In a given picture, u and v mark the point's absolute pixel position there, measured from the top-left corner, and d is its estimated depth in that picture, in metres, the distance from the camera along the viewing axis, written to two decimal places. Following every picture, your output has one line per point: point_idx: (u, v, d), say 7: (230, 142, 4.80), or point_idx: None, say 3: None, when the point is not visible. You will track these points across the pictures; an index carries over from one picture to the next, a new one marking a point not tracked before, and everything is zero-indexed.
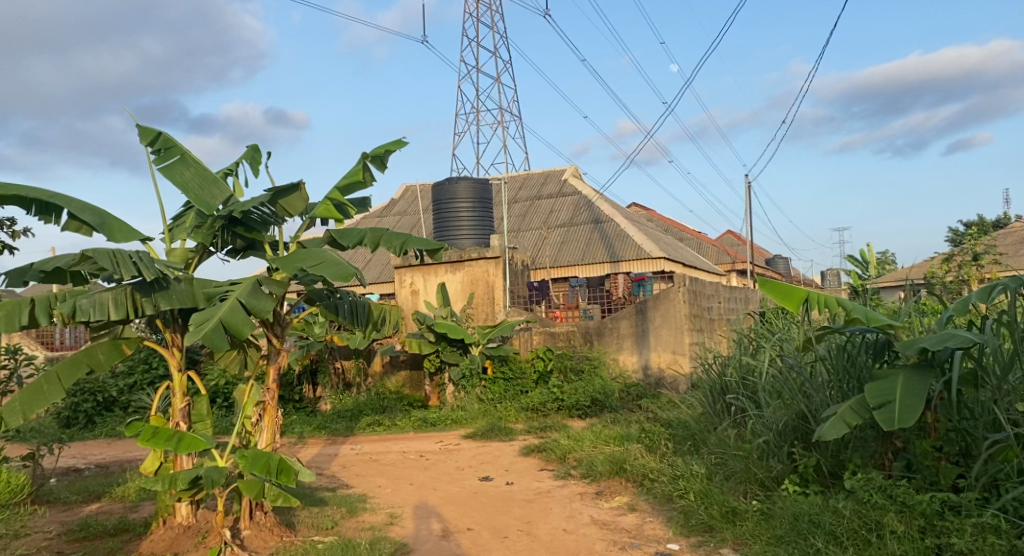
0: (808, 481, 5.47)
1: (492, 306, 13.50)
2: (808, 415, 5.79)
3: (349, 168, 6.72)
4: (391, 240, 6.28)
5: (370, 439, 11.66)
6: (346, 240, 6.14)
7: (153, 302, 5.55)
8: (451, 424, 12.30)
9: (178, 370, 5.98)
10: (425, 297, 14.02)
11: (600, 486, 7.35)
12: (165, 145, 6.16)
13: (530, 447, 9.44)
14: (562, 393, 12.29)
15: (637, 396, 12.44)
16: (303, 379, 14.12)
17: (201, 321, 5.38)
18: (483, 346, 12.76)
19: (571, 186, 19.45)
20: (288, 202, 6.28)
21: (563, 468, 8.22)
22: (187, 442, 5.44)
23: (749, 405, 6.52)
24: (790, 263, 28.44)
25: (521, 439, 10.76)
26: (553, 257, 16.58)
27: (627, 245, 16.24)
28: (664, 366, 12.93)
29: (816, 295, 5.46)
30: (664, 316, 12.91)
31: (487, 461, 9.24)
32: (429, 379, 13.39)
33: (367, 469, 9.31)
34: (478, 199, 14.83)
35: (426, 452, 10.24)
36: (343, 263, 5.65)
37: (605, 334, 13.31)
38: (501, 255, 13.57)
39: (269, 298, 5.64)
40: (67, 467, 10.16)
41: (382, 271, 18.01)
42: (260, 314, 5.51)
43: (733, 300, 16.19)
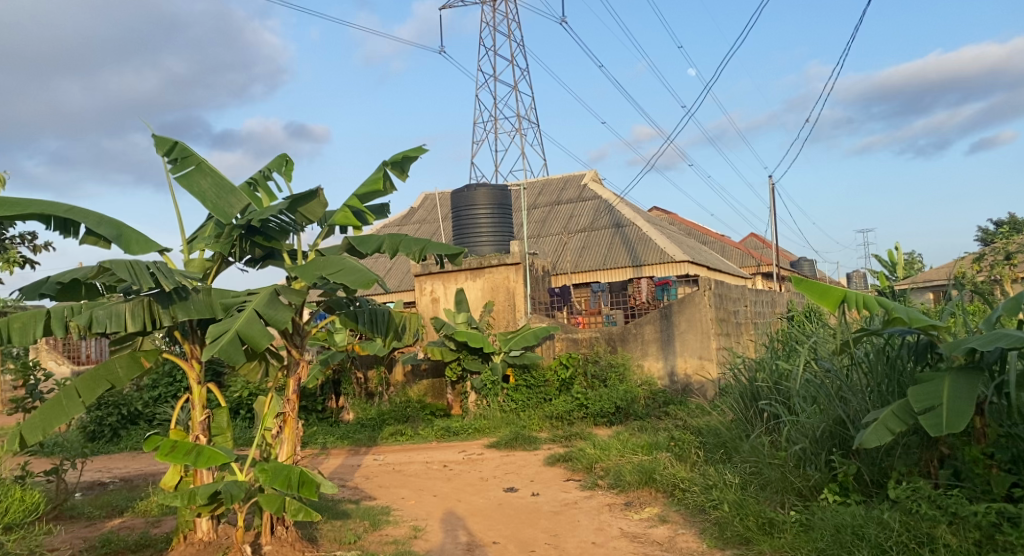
0: (849, 489, 5.24)
1: (513, 313, 13.35)
2: (846, 421, 5.58)
3: (367, 176, 6.59)
4: (409, 246, 6.12)
5: (393, 449, 11.51)
6: (364, 247, 6.01)
7: (171, 313, 5.40)
8: (474, 433, 12.14)
9: (197, 383, 5.89)
10: (445, 305, 13.91)
11: (629, 497, 7.15)
12: (182, 155, 6.05)
13: (556, 456, 9.24)
14: (587, 400, 12.08)
15: (663, 403, 12.21)
16: (326, 389, 14.00)
17: (218, 334, 5.22)
18: (504, 353, 12.60)
19: (591, 190, 19.25)
20: (310, 209, 6.04)
21: (590, 477, 8.02)
22: (206, 456, 5.31)
23: (782, 410, 6.32)
24: (816, 266, 28.02)
25: (545, 448, 10.58)
26: (574, 263, 16.39)
27: (649, 249, 16.00)
28: (690, 372, 12.70)
29: (854, 295, 5.22)
30: (689, 321, 12.70)
31: (512, 472, 9.05)
32: (451, 388, 13.25)
33: (391, 480, 9.16)
34: (498, 205, 14.68)
35: (450, 462, 10.07)
36: (363, 269, 5.52)
37: (629, 339, 13.09)
38: (521, 260, 13.40)
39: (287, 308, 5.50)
40: (92, 481, 10.11)
41: (403, 279, 17.90)
42: (277, 325, 5.35)
43: (760, 303, 15.89)
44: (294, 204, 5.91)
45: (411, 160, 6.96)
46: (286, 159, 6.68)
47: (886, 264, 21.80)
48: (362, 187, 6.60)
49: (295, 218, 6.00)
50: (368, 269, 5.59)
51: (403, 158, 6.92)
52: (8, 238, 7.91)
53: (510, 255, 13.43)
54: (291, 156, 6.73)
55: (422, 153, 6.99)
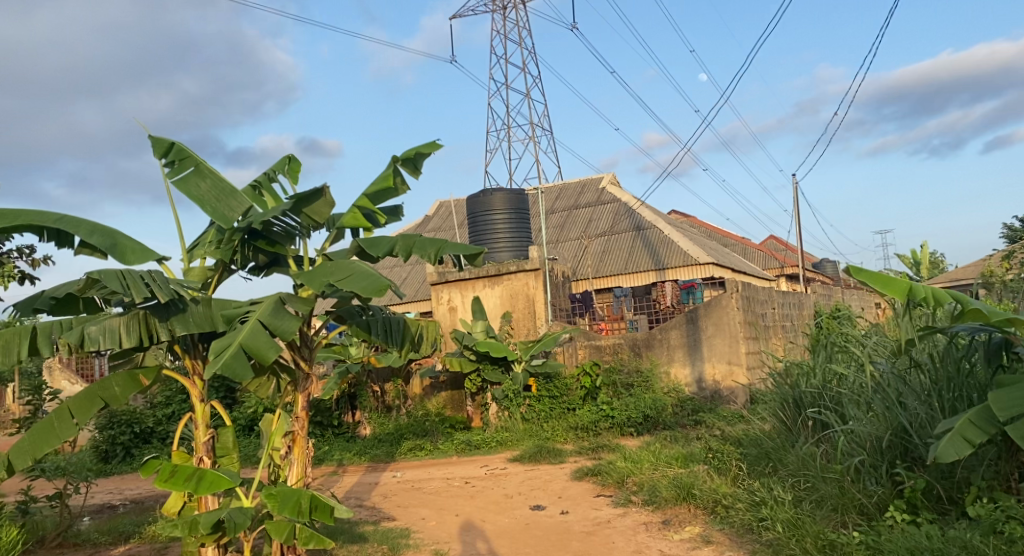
0: (918, 507, 4.81)
1: (533, 320, 12.88)
2: (910, 431, 5.10)
3: (376, 174, 6.18)
4: (424, 247, 5.69)
5: (412, 465, 11.06)
6: (375, 250, 5.59)
7: (169, 327, 4.97)
8: (496, 446, 11.65)
9: (200, 400, 5.47)
10: (463, 314, 13.49)
11: (666, 514, 6.64)
12: (179, 156, 5.65)
13: (583, 470, 8.75)
14: (612, 410, 11.57)
15: (692, 411, 11.72)
16: (342, 403, 13.55)
17: (220, 349, 4.69)
18: (526, 362, 12.13)
19: (609, 193, 18.78)
20: (316, 209, 5.62)
21: (622, 493, 7.51)
22: (209, 482, 4.86)
23: (834, 418, 5.84)
24: (839, 268, 27.45)
25: (571, 461, 10.06)
26: (595, 268, 15.91)
27: (672, 252, 15.51)
28: (720, 378, 12.24)
29: (920, 288, 4.83)
30: (717, 325, 12.24)
31: (538, 487, 8.57)
32: (470, 399, 12.80)
33: (410, 498, 8.70)
34: (515, 210, 14.22)
35: (472, 478, 9.59)
36: (373, 273, 5.07)
37: (654, 345, 12.55)
38: (540, 266, 12.94)
39: (295, 317, 5.00)
40: (101, 504, 9.69)
41: (418, 288, 17.48)
42: (285, 335, 4.83)
43: (788, 305, 15.36)
44: (298, 203, 5.50)
45: (424, 155, 6.53)
46: (291, 159, 6.28)
47: (911, 264, 21.28)
48: (371, 186, 6.19)
49: (301, 220, 5.59)
50: (378, 272, 5.14)
51: (415, 154, 6.50)
52: (5, 252, 7.54)
53: (529, 261, 12.96)
54: (298, 156, 6.32)
55: (435, 147, 6.56)
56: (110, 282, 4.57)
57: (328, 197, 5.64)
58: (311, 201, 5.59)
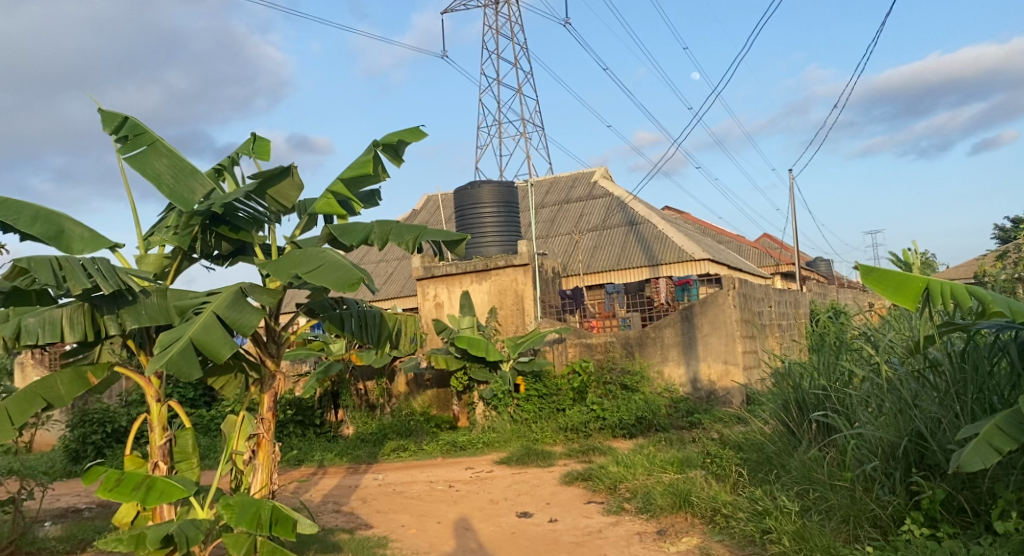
0: (936, 520, 4.42)
1: (522, 317, 12.45)
2: (927, 437, 4.72)
3: (356, 159, 5.64)
4: (402, 234, 5.22)
5: (395, 467, 10.61)
6: (348, 238, 5.15)
7: (118, 320, 4.51)
8: (483, 447, 11.20)
9: (155, 400, 5.10)
10: (449, 310, 13.05)
11: (661, 524, 6.23)
12: (133, 133, 5.23)
13: (572, 474, 8.33)
14: (603, 411, 11.12)
15: (686, 413, 11.32)
16: (325, 402, 13.08)
17: (168, 343, 4.22)
18: (513, 360, 11.70)
19: (601, 187, 18.37)
20: (282, 189, 5.20)
21: (614, 500, 7.09)
22: (158, 492, 4.37)
23: (842, 422, 5.45)
24: (832, 267, 27.17)
25: (561, 464, 9.64)
26: (587, 264, 15.50)
27: (666, 248, 15.09)
28: (714, 378, 11.85)
29: (938, 283, 4.27)
30: (712, 323, 11.87)
31: (525, 492, 8.15)
32: (457, 398, 12.38)
33: (390, 504, 8.25)
34: (504, 203, 13.78)
35: (457, 482, 9.15)
36: (345, 265, 4.55)
37: (647, 344, 12.16)
38: (530, 262, 12.49)
39: (255, 311, 4.52)
40: (66, 508, 9.17)
41: (404, 284, 17.00)
42: (242, 331, 4.37)
43: (784, 304, 14.98)
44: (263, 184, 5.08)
45: (406, 142, 6.08)
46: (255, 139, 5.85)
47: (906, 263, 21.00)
48: (351, 170, 5.65)
49: (267, 204, 5.17)
50: (352, 266, 4.62)
51: (397, 140, 6.01)
52: None
53: (518, 257, 12.52)
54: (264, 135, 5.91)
55: (421, 137, 6.11)
56: (41, 272, 4.10)
57: (295, 176, 5.21)
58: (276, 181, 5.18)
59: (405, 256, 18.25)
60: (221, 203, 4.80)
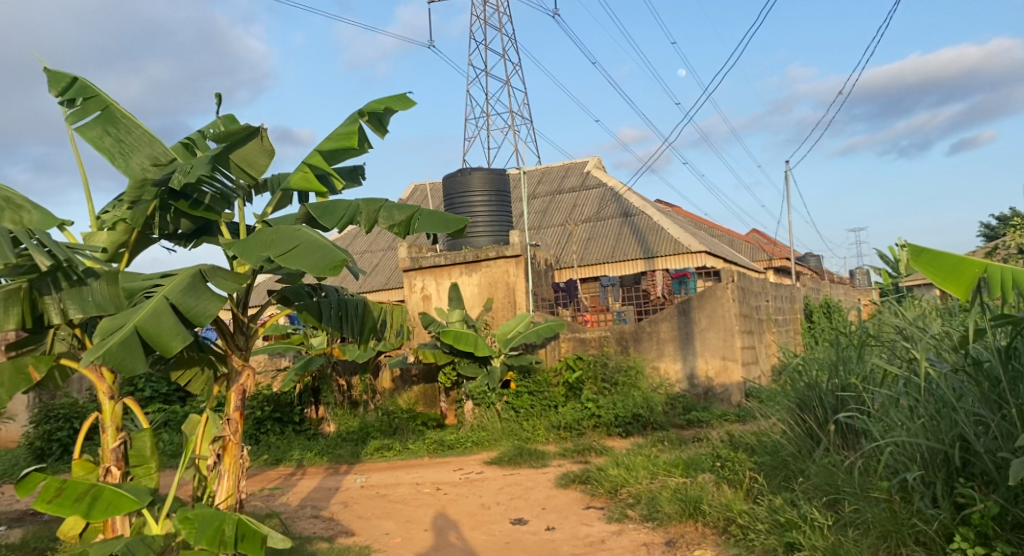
0: (988, 538, 3.95)
1: (514, 310, 11.95)
2: (973, 444, 4.25)
3: (338, 131, 5.09)
4: (392, 214, 4.65)
5: (379, 467, 10.05)
6: (329, 219, 4.55)
7: (60, 304, 3.97)
8: (471, 447, 10.64)
9: (108, 397, 4.51)
10: (437, 303, 12.49)
11: (669, 534, 5.73)
12: (80, 95, 4.70)
13: (568, 475, 7.81)
14: (598, 408, 10.61)
15: (684, 410, 10.85)
16: (305, 397, 12.50)
17: (111, 329, 3.71)
18: (504, 355, 11.17)
19: (594, 177, 17.85)
20: (250, 157, 4.74)
21: (615, 506, 6.58)
22: (105, 503, 3.77)
23: (873, 424, 4.99)
24: (822, 262, 26.82)
25: (555, 464, 9.10)
26: (579, 256, 14.97)
27: (662, 240, 14.61)
28: (712, 374, 11.39)
29: (997, 269, 3.78)
30: (710, 317, 11.40)
31: (517, 496, 7.64)
32: (445, 395, 11.92)
33: (374, 509, 7.71)
34: (494, 192, 13.21)
35: (444, 484, 8.61)
36: (327, 245, 3.96)
37: (642, 339, 11.66)
38: (522, 252, 11.96)
39: (216, 298, 3.99)
40: (24, 511, 8.52)
41: (390, 275, 16.40)
42: (199, 320, 3.85)
43: (780, 299, 14.56)
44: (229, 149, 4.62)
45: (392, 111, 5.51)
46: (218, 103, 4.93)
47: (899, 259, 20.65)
48: (332, 143, 5.10)
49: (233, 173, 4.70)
50: (333, 248, 4.03)
51: (383, 109, 5.46)
52: None
53: (509, 248, 11.99)
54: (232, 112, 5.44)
55: (410, 107, 5.55)
56: None
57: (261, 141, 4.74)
58: (243, 148, 4.71)
59: (390, 247, 17.66)
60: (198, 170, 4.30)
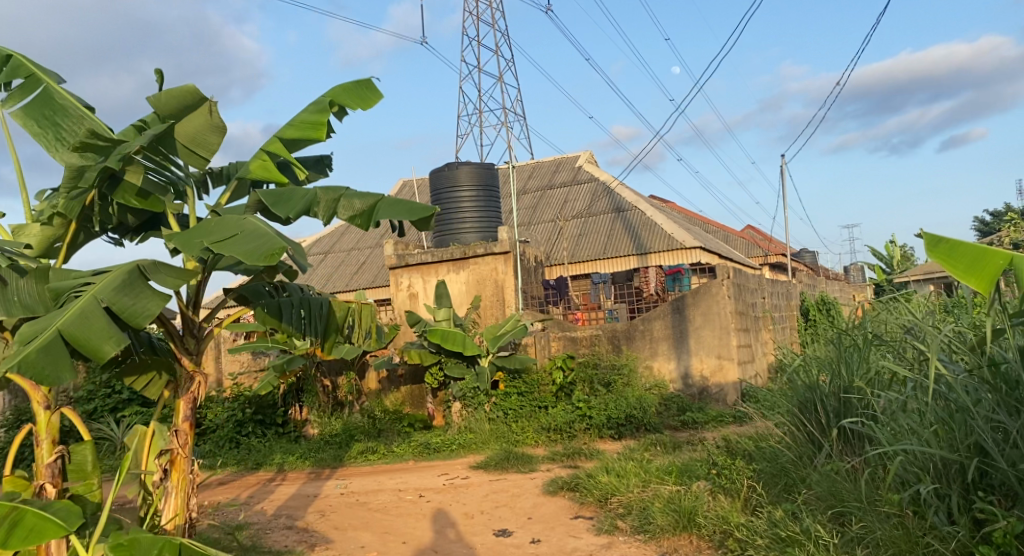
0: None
1: (503, 308, 11.55)
2: (991, 453, 3.89)
3: (305, 120, 4.68)
4: (352, 203, 4.25)
5: (362, 472, 9.64)
6: (283, 208, 4.23)
7: None
8: (458, 449, 10.24)
9: (41, 408, 4.11)
10: (424, 301, 12.09)
11: (663, 548, 5.35)
12: (14, 74, 4.41)
13: (557, 482, 7.43)
14: (589, 409, 10.22)
15: (678, 411, 10.48)
16: (288, 398, 12.12)
17: (32, 334, 3.33)
18: (493, 355, 10.78)
19: (586, 172, 17.45)
20: (199, 136, 4.34)
21: (605, 516, 6.20)
22: (26, 531, 3.40)
23: (878, 431, 4.63)
24: (816, 258, 26.48)
25: (544, 469, 8.69)
26: (571, 252, 14.58)
27: (655, 235, 14.23)
28: (707, 374, 11.03)
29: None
30: (705, 315, 11.03)
31: (503, 504, 7.25)
32: (431, 396, 11.52)
33: (352, 518, 7.31)
34: (483, 186, 12.75)
35: (427, 490, 8.21)
36: (267, 232, 3.79)
37: (635, 338, 11.29)
38: (511, 249, 11.57)
39: (156, 296, 3.66)
40: None
41: (377, 273, 15.99)
42: (136, 320, 3.51)
43: (776, 296, 14.19)
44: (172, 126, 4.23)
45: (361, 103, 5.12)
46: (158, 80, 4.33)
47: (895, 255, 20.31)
48: (298, 131, 4.69)
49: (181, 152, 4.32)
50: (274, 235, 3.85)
51: (351, 94, 5.09)
52: None
53: (497, 244, 11.60)
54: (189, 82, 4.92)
55: (380, 97, 5.19)
56: None
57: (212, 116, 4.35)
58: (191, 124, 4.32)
59: (378, 244, 17.24)
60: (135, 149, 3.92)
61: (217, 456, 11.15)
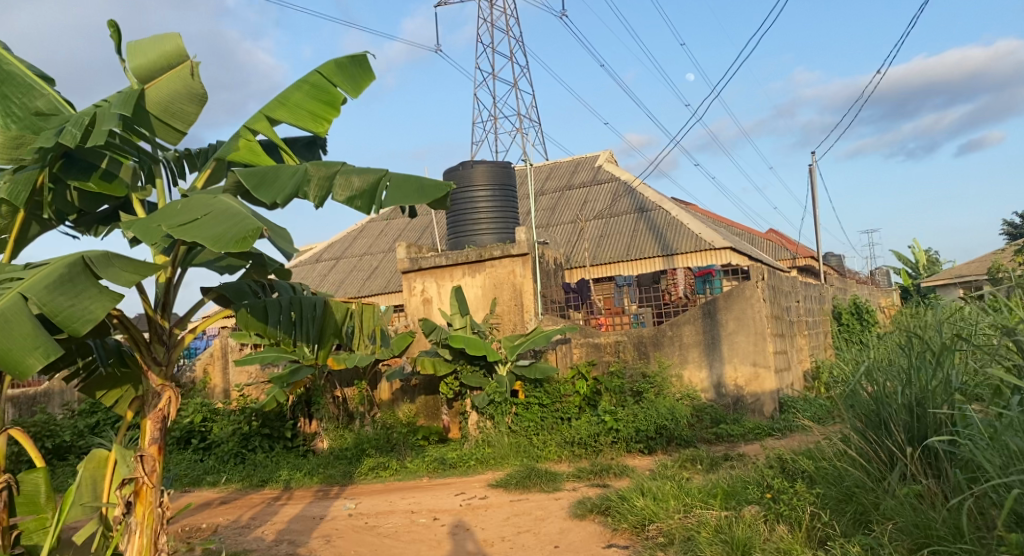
0: None
1: (521, 314, 10.87)
2: None
3: (303, 108, 4.34)
4: (349, 181, 3.70)
5: (372, 491, 8.95)
6: (265, 192, 3.65)
7: None
8: (475, 466, 9.53)
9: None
10: (439, 307, 11.44)
11: None
12: None
13: (585, 504, 6.71)
14: (616, 422, 9.49)
15: (712, 424, 9.74)
16: (297, 410, 11.48)
17: None
18: (511, 363, 10.10)
19: (606, 171, 16.76)
20: (174, 105, 4.16)
21: (643, 546, 5.48)
22: None
23: (979, 456, 3.95)
24: (843, 261, 25.55)
25: (569, 488, 7.95)
26: (592, 255, 13.87)
27: (682, 236, 13.49)
28: (742, 383, 10.27)
29: None
30: (739, 320, 10.27)
31: (526, 529, 6.55)
32: (447, 407, 10.86)
33: (360, 544, 6.63)
34: (500, 185, 12.06)
35: (441, 513, 7.51)
36: (239, 214, 3.45)
37: (664, 343, 10.56)
38: (530, 251, 10.86)
39: (103, 292, 3.53)
40: None
41: (390, 277, 15.38)
42: (72, 325, 3.42)
43: (810, 299, 13.40)
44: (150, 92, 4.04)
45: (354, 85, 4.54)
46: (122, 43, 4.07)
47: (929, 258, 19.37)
48: (291, 114, 4.35)
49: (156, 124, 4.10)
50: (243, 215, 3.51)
51: (343, 73, 4.52)
52: None
53: (516, 245, 10.91)
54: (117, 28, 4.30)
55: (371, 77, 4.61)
56: None
57: (189, 84, 4.23)
58: (165, 93, 4.14)
59: (390, 248, 16.62)
60: (99, 118, 3.49)
61: (221, 473, 10.51)
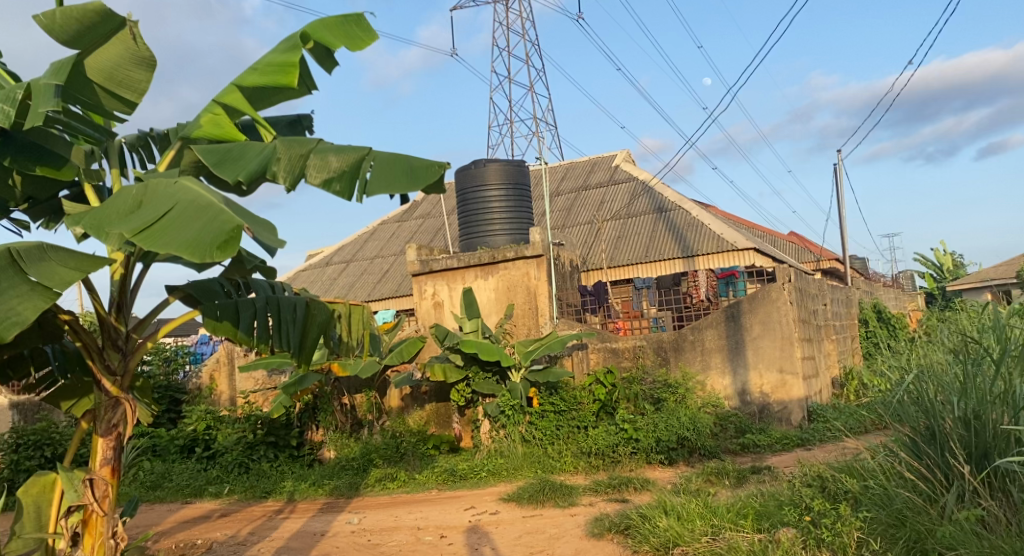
0: None
1: (536, 318, 10.41)
2: None
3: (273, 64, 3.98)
4: (324, 161, 3.75)
5: (379, 505, 8.49)
6: (230, 174, 3.64)
7: None
8: (487, 477, 9.03)
9: None
10: (450, 310, 10.99)
11: None
12: None
13: (603, 522, 6.21)
14: (635, 431, 8.97)
15: (737, 433, 9.24)
16: (304, 418, 11.09)
17: None
18: (525, 370, 9.61)
19: (623, 170, 16.28)
20: (119, 73, 3.89)
21: None
22: None
23: None
24: (868, 266, 24.78)
25: (586, 503, 7.44)
26: (610, 256, 13.39)
27: (703, 236, 12.97)
28: (768, 390, 9.73)
29: None
30: (764, 324, 9.74)
31: (539, 550, 6.06)
32: (459, 415, 10.41)
33: None
34: (513, 184, 11.58)
35: (449, 530, 7.01)
36: (206, 206, 3.24)
37: (685, 348, 10.03)
38: (544, 252, 10.39)
39: (32, 290, 3.26)
40: None
41: (401, 281, 14.98)
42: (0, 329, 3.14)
43: (837, 303, 12.83)
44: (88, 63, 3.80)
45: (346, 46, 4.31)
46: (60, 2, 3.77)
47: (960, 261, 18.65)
48: (264, 75, 3.99)
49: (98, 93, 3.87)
50: (213, 207, 3.26)
51: (335, 32, 4.31)
52: None
53: (530, 247, 10.44)
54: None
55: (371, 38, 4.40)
56: None
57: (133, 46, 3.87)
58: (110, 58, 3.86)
59: (401, 251, 16.23)
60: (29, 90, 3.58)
61: (224, 483, 10.10)
